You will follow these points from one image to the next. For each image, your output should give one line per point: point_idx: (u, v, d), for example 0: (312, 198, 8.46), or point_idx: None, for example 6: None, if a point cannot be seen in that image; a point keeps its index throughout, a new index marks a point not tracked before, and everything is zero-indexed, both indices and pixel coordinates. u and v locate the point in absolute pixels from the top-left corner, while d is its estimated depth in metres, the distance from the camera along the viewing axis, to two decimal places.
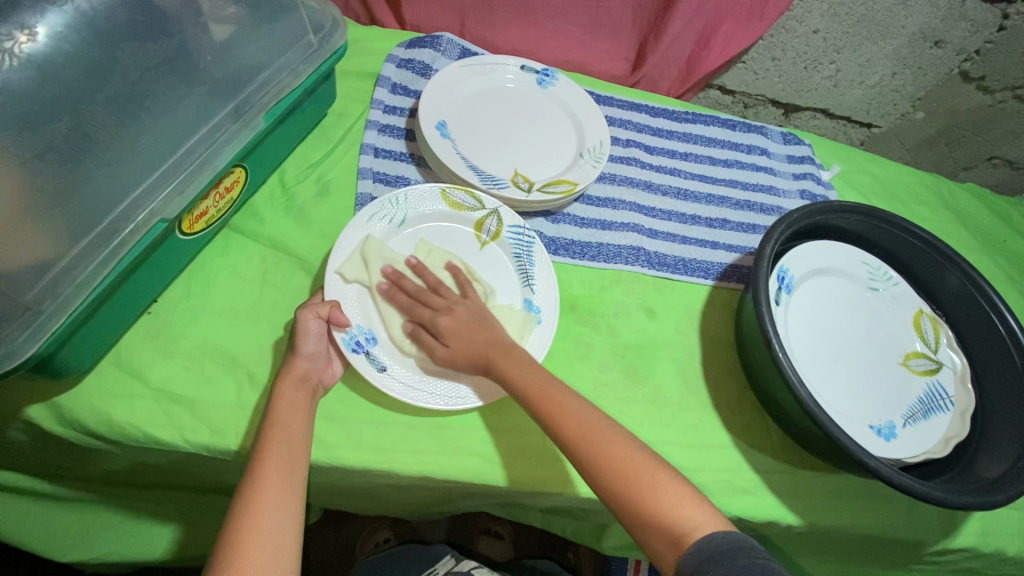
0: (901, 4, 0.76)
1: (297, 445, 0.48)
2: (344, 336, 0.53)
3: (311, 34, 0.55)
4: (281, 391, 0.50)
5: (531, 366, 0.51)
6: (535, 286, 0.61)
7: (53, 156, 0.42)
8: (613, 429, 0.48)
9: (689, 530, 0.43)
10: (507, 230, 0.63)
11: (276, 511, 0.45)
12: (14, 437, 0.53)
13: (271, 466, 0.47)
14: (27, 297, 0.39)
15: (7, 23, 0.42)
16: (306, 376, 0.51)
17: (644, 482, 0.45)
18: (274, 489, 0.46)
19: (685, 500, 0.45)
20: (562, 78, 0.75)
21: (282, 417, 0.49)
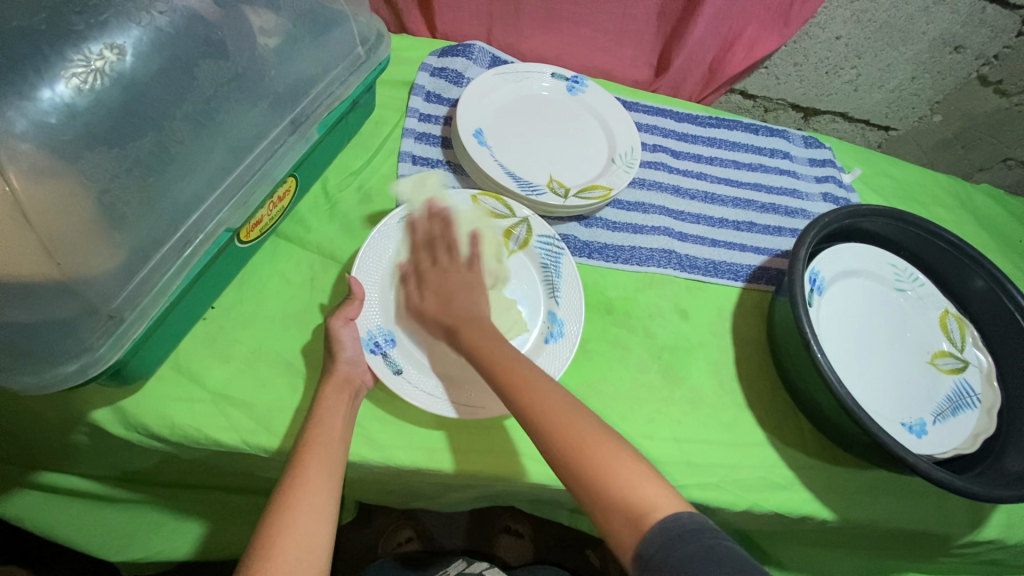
0: (923, 11, 0.78)
1: (336, 449, 0.49)
2: (363, 336, 0.54)
3: (358, 47, 0.58)
4: (323, 393, 0.51)
5: (498, 343, 0.50)
6: (560, 297, 0.61)
7: (138, 170, 0.43)
8: (574, 406, 0.47)
9: (654, 515, 0.41)
10: (535, 238, 0.64)
11: (316, 511, 0.46)
12: (76, 439, 0.54)
13: (309, 470, 0.47)
14: (110, 305, 0.41)
15: (98, 40, 0.43)
16: (348, 380, 0.52)
17: (608, 461, 0.43)
18: (310, 493, 0.46)
19: (649, 484, 0.42)
20: (592, 85, 0.77)
21: (323, 420, 0.49)
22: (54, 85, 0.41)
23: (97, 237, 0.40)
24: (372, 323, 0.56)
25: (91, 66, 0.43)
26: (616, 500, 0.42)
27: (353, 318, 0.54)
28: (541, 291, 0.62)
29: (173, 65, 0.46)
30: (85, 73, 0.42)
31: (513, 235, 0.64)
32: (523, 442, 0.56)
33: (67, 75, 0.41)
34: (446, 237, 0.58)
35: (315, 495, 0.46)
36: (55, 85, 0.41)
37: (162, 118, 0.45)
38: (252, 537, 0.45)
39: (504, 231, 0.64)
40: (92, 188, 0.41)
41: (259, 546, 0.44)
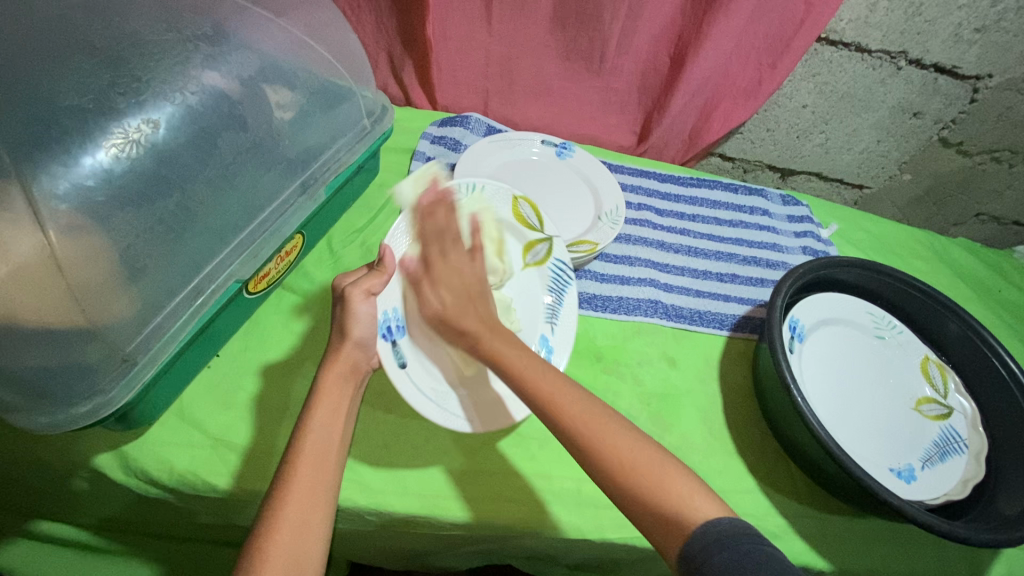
0: (880, 82, 0.85)
1: (334, 447, 0.49)
2: (379, 315, 0.55)
3: (365, 119, 0.65)
4: (324, 383, 0.51)
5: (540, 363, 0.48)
6: (556, 324, 0.62)
7: (162, 228, 0.48)
8: (638, 442, 0.45)
9: (695, 520, 0.41)
10: (552, 261, 0.65)
11: (300, 528, 0.45)
12: (77, 485, 0.56)
13: (308, 468, 0.47)
14: (126, 349, 0.45)
15: (136, 114, 0.49)
16: (354, 366, 0.53)
17: (652, 472, 0.43)
18: (297, 506, 0.45)
19: (691, 489, 0.43)
20: (579, 150, 0.83)
21: (318, 422, 0.49)
22: (95, 153, 0.46)
23: (119, 287, 0.44)
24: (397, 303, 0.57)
25: (128, 138, 0.48)
26: (663, 508, 0.42)
27: (374, 292, 0.54)
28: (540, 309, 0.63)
29: (199, 136, 0.52)
30: (122, 144, 0.47)
31: (534, 250, 0.65)
32: (516, 488, 0.57)
33: (107, 144, 0.46)
34: (448, 229, 0.54)
35: (310, 495, 0.46)
36: (96, 153, 0.46)
37: (185, 182, 0.50)
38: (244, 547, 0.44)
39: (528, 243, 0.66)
40: (120, 244, 0.45)
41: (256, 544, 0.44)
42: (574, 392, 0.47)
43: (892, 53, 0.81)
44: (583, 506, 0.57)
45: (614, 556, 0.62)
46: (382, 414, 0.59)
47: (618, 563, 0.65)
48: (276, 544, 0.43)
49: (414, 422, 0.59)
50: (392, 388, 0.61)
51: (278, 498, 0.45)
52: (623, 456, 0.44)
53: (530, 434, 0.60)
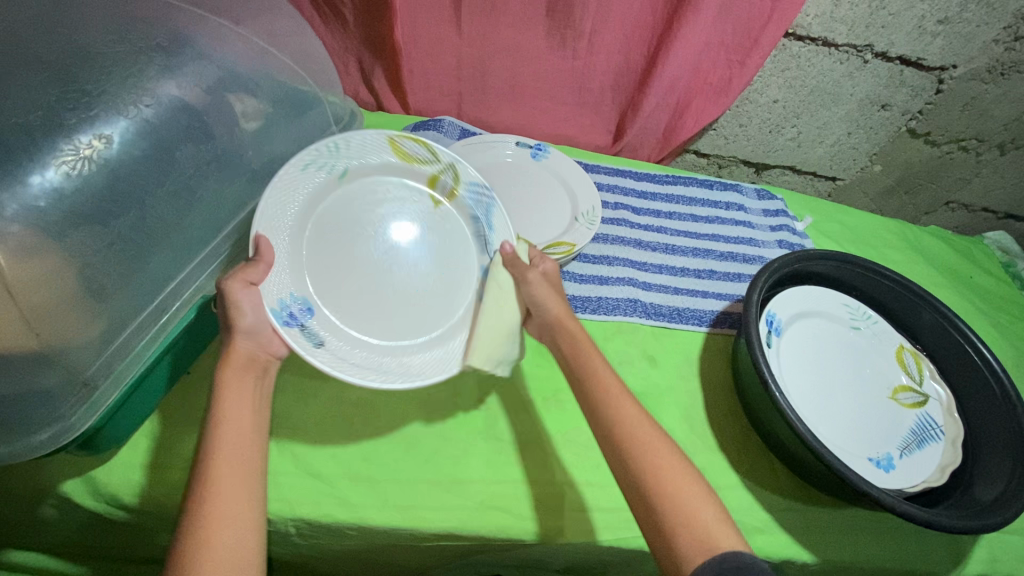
0: (848, 76, 0.86)
1: (253, 439, 0.46)
2: (275, 307, 0.51)
3: (333, 126, 0.65)
4: (224, 376, 0.47)
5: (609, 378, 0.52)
6: (492, 251, 0.60)
7: (120, 245, 0.46)
8: (671, 449, 0.47)
9: (718, 546, 0.42)
10: (463, 187, 0.61)
11: (233, 525, 0.41)
12: (45, 513, 0.54)
13: (225, 464, 0.44)
14: (86, 373, 0.43)
15: (88, 130, 0.47)
16: (252, 357, 0.50)
17: (681, 497, 0.44)
18: (223, 503, 0.42)
19: (716, 518, 0.44)
20: (553, 151, 0.83)
21: (228, 413, 0.46)
22: (44, 171, 0.44)
23: (76, 309, 0.43)
24: (290, 286, 0.53)
25: (79, 154, 0.46)
26: (686, 520, 0.43)
27: (256, 282, 0.49)
28: (473, 245, 0.61)
29: (156, 149, 0.50)
30: (74, 161, 0.46)
31: (439, 184, 0.61)
32: (499, 495, 0.56)
33: (57, 162, 0.45)
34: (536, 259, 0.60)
35: (238, 488, 0.43)
36: (45, 171, 0.44)
37: (143, 198, 0.49)
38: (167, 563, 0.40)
39: (430, 179, 0.61)
40: (76, 264, 0.44)
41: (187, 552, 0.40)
42: (608, 372, 0.52)
43: (858, 47, 0.82)
44: (567, 510, 0.56)
45: (601, 559, 0.62)
46: (359, 427, 0.58)
47: (607, 565, 0.65)
48: (211, 547, 0.40)
49: (393, 432, 0.58)
50: (369, 399, 0.60)
51: (201, 497, 0.42)
52: (643, 441, 0.47)
53: (511, 440, 0.60)
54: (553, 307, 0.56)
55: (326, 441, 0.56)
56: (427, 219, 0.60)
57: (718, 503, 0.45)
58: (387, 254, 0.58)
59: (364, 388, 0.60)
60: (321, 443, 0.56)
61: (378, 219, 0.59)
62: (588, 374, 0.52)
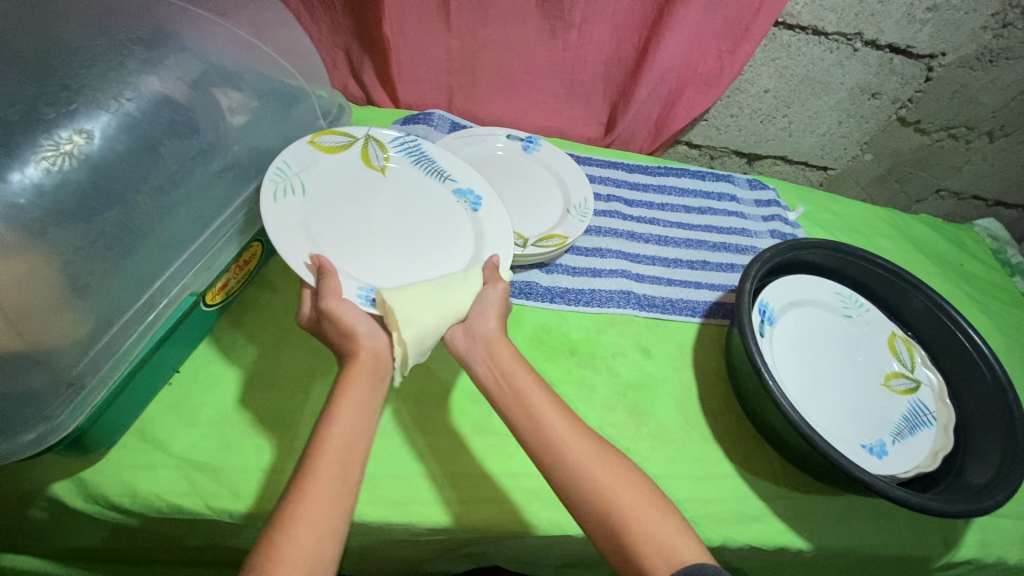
0: (838, 64, 0.86)
1: (358, 442, 0.45)
2: (359, 298, 0.52)
3: (321, 120, 0.64)
4: (348, 376, 0.47)
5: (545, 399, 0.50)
6: (453, 176, 0.65)
7: (104, 242, 0.46)
8: (639, 476, 0.47)
9: (685, 559, 0.42)
10: (390, 148, 0.65)
11: (319, 526, 0.40)
12: (35, 515, 0.53)
13: (328, 461, 0.43)
14: (72, 372, 0.43)
15: (68, 126, 0.47)
16: (377, 358, 0.49)
17: (647, 518, 0.44)
18: (315, 502, 0.41)
19: (681, 532, 0.44)
20: (545, 143, 0.83)
21: (341, 414, 0.45)
22: (24, 168, 0.43)
23: (59, 307, 0.42)
24: (351, 281, 0.54)
25: (60, 150, 0.45)
26: (647, 545, 0.43)
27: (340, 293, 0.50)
28: (432, 180, 0.65)
29: (139, 145, 0.50)
30: (54, 156, 0.45)
31: (371, 156, 0.64)
32: (495, 488, 0.56)
33: (37, 158, 0.44)
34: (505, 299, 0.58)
35: (338, 489, 0.42)
36: (25, 167, 0.43)
37: (127, 194, 0.48)
38: (252, 552, 0.40)
39: (362, 155, 0.63)
40: (59, 261, 0.43)
41: (269, 544, 0.39)
42: (546, 402, 0.50)
43: (848, 35, 0.82)
44: (563, 502, 0.56)
45: (598, 550, 0.62)
46: None
47: (604, 556, 0.65)
48: (295, 542, 0.39)
49: (387, 428, 0.58)
50: None
51: (298, 492, 0.41)
52: (593, 475, 0.46)
53: (507, 434, 0.59)
54: (492, 323, 0.54)
55: (319, 438, 0.56)
56: (383, 184, 0.63)
57: (682, 518, 0.45)
58: (382, 224, 0.60)
59: None
60: None
61: (346, 202, 0.60)
62: (528, 393, 0.50)
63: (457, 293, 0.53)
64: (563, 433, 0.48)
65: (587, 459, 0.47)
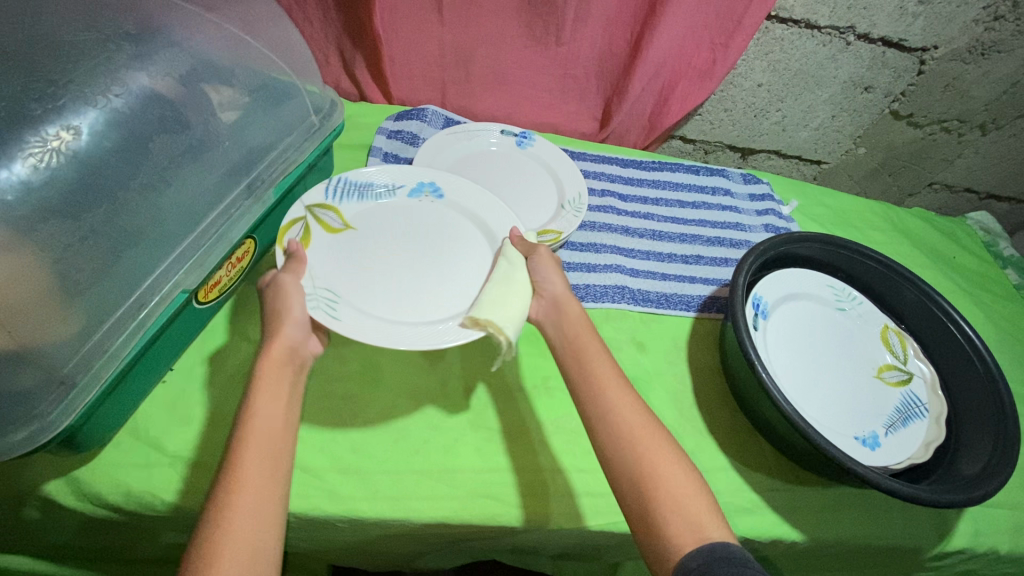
0: (831, 58, 0.86)
1: (283, 431, 0.46)
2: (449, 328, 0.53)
3: (313, 115, 0.63)
4: (263, 369, 0.48)
5: (604, 368, 0.52)
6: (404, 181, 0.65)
7: (94, 239, 0.45)
8: (679, 455, 0.47)
9: (710, 537, 0.42)
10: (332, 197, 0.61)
11: (257, 516, 0.41)
12: (28, 515, 0.53)
13: (256, 453, 0.44)
14: (62, 370, 0.42)
15: (55, 123, 0.46)
16: (293, 351, 0.49)
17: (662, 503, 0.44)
18: (247, 492, 0.42)
19: (709, 510, 0.44)
20: (539, 139, 0.83)
21: (264, 406, 0.46)
22: (11, 165, 0.43)
23: (48, 305, 0.42)
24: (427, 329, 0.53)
25: (47, 146, 0.45)
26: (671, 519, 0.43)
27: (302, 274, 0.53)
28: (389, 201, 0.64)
29: (129, 141, 0.49)
30: (41, 153, 0.45)
31: (327, 221, 0.60)
32: (491, 484, 0.56)
33: (24, 155, 0.44)
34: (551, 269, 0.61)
35: (262, 481, 0.43)
36: (12, 164, 0.43)
37: (116, 191, 0.47)
38: (188, 546, 0.40)
39: (323, 226, 0.59)
40: (47, 258, 0.43)
41: (206, 533, 0.40)
42: (609, 371, 0.52)
43: (840, 29, 0.82)
44: (558, 496, 0.56)
45: (593, 543, 0.62)
46: (348, 420, 0.57)
47: (600, 549, 0.65)
48: (229, 534, 0.40)
49: (381, 424, 0.58)
50: (358, 392, 0.59)
51: (229, 483, 0.42)
52: (638, 451, 0.47)
53: (502, 429, 0.60)
54: (557, 286, 0.57)
55: (313, 435, 0.56)
56: (364, 227, 0.61)
57: (711, 498, 0.46)
58: (401, 254, 0.60)
59: (352, 380, 0.60)
60: (309, 437, 0.56)
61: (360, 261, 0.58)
62: (588, 355, 0.53)
63: (521, 274, 0.56)
64: (617, 396, 0.50)
65: (638, 433, 0.48)
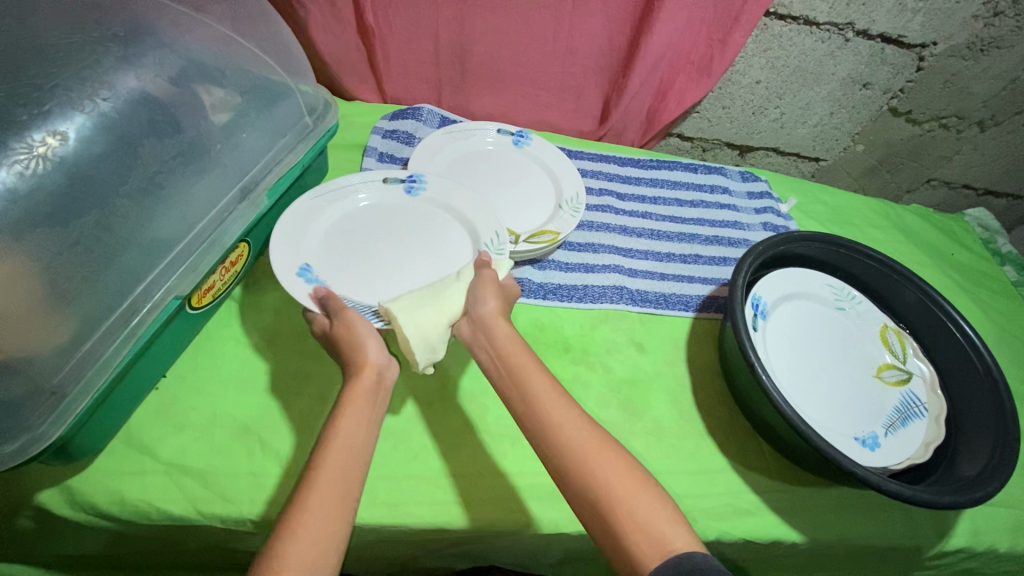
0: (829, 55, 0.85)
1: (361, 454, 0.44)
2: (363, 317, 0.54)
3: (307, 116, 0.62)
4: (352, 393, 0.47)
5: (543, 391, 0.49)
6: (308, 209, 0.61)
7: (82, 247, 0.44)
8: (630, 465, 0.46)
9: (675, 547, 0.41)
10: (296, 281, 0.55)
11: (326, 538, 0.40)
12: (21, 524, 0.52)
13: (331, 471, 0.43)
14: (52, 381, 0.42)
15: (41, 128, 0.45)
16: (379, 379, 0.50)
17: (628, 522, 0.43)
18: (317, 508, 0.41)
19: (670, 518, 0.43)
20: (536, 138, 0.82)
21: (346, 424, 0.45)
22: None
23: (35, 314, 0.41)
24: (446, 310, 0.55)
25: (33, 153, 0.44)
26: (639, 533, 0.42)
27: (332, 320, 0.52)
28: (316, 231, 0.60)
29: (117, 146, 0.48)
30: (27, 160, 0.44)
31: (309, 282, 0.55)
32: (490, 488, 0.55)
33: (9, 162, 0.43)
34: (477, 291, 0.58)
35: (336, 497, 0.42)
36: None
37: (105, 197, 0.47)
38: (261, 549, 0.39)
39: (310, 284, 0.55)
40: (34, 267, 0.42)
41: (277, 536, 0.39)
42: (552, 395, 0.49)
43: (839, 25, 0.81)
44: (559, 500, 0.56)
45: (594, 546, 0.62)
46: None
47: (601, 551, 0.64)
48: (296, 546, 0.39)
49: (380, 429, 0.57)
50: None
51: (307, 487, 0.42)
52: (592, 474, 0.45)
53: (501, 432, 0.59)
54: (490, 303, 0.54)
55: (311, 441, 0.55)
56: (328, 254, 0.59)
57: (675, 507, 0.44)
58: (378, 256, 0.61)
59: None
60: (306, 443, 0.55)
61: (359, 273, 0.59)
62: (516, 369, 0.51)
63: (460, 285, 0.55)
64: (561, 416, 0.48)
65: (588, 456, 0.46)
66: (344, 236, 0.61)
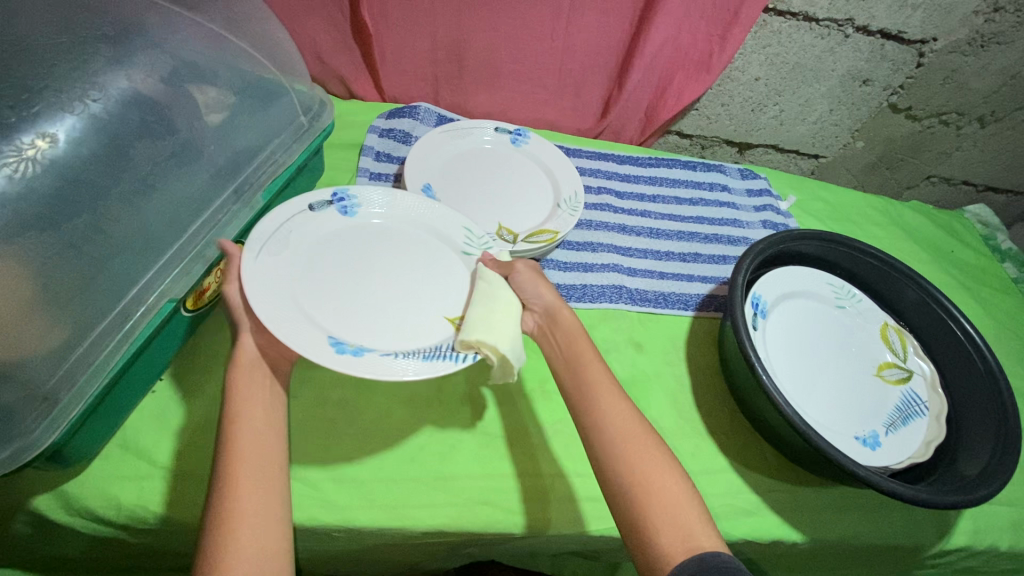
0: (829, 51, 0.85)
1: (266, 434, 0.45)
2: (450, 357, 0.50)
3: (302, 115, 0.62)
4: (237, 374, 0.47)
5: (596, 377, 0.51)
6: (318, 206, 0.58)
7: (74, 250, 0.44)
8: (667, 460, 0.47)
9: (700, 544, 0.42)
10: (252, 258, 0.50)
11: (252, 518, 0.41)
12: (16, 529, 0.52)
13: (243, 453, 0.43)
14: (45, 387, 0.41)
15: (30, 130, 0.45)
16: (259, 357, 0.49)
17: (653, 514, 0.44)
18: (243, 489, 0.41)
19: (698, 515, 0.44)
20: (533, 136, 0.81)
21: (242, 408, 0.45)
22: None
23: (28, 319, 0.41)
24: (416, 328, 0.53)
25: (22, 155, 0.43)
26: (668, 525, 0.43)
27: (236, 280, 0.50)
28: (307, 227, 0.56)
29: (108, 148, 0.48)
30: (16, 162, 0.43)
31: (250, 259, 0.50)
32: (489, 490, 0.55)
33: None
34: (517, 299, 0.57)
35: (256, 477, 0.43)
36: None
37: (97, 200, 0.46)
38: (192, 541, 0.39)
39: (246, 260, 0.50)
40: (25, 271, 0.41)
41: (211, 550, 0.39)
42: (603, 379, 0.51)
43: (838, 21, 0.81)
44: (558, 502, 0.56)
45: (594, 547, 0.61)
46: (342, 428, 0.56)
47: (600, 552, 0.64)
48: (232, 538, 0.39)
49: (378, 431, 0.57)
50: (352, 399, 0.58)
51: (226, 489, 0.41)
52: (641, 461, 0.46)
53: (499, 434, 0.59)
54: (550, 295, 0.57)
55: (307, 443, 0.55)
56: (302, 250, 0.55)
57: (701, 503, 0.45)
58: (364, 271, 0.56)
59: (346, 387, 0.59)
60: (303, 446, 0.54)
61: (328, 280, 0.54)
62: (580, 355, 0.53)
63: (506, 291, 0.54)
64: (611, 401, 0.50)
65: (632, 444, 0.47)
66: (329, 248, 0.56)
